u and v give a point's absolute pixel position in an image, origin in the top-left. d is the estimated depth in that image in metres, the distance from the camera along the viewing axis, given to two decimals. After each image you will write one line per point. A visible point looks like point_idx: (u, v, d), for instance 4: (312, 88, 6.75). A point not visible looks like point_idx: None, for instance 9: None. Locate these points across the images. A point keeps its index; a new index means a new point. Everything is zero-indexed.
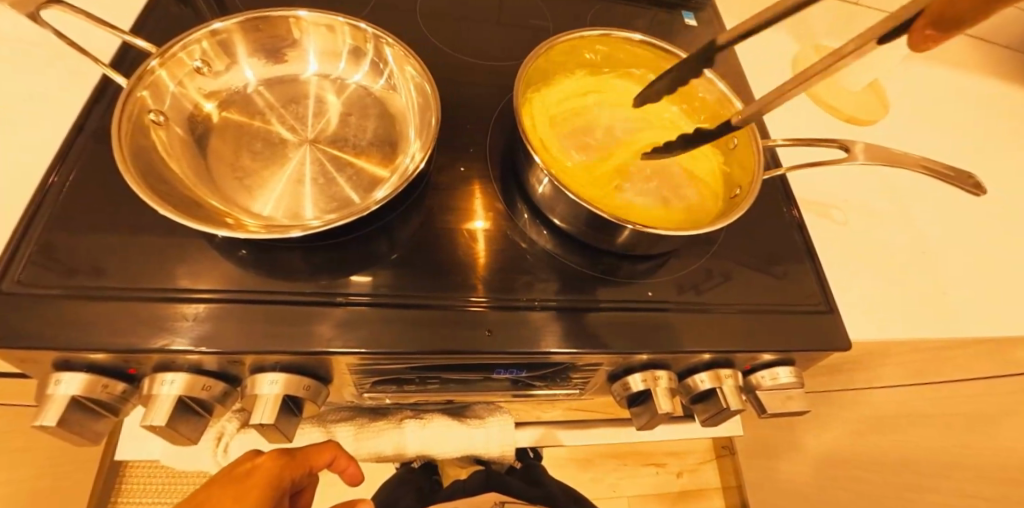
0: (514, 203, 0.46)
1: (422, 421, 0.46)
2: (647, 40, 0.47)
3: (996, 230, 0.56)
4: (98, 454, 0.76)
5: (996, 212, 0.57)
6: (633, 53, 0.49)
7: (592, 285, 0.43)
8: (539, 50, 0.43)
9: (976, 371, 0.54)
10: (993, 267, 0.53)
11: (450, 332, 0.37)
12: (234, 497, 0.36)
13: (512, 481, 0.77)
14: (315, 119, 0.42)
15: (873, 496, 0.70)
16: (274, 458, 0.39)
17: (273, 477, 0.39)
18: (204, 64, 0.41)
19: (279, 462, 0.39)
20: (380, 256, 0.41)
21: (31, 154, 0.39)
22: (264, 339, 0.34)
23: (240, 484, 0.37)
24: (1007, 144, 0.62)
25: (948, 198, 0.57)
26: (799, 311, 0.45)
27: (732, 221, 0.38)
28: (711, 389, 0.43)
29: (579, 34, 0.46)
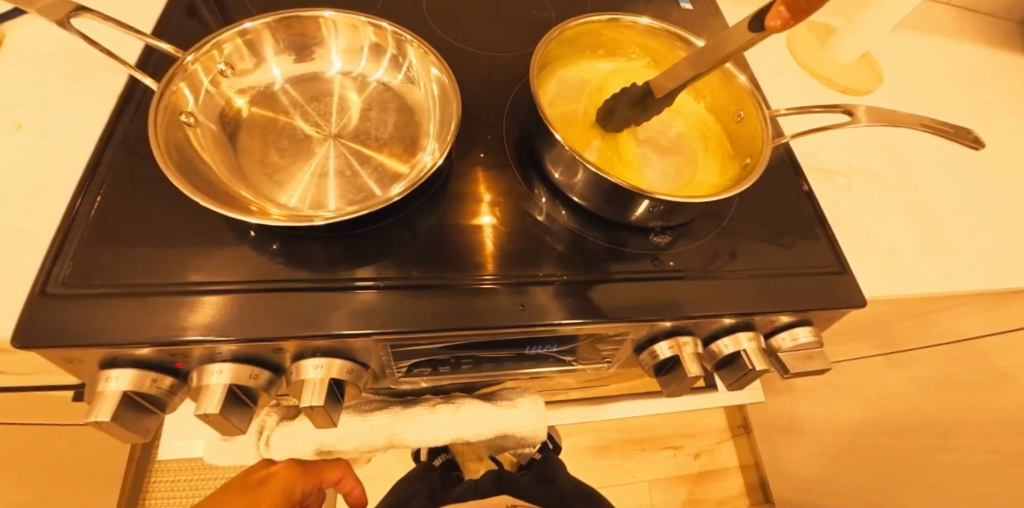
0: (533, 184, 0.48)
1: (454, 406, 0.47)
2: (653, 25, 0.49)
3: (996, 207, 0.56)
4: (109, 469, 0.75)
5: (997, 207, 0.56)
6: (636, 37, 0.50)
7: (611, 260, 0.44)
8: (552, 33, 0.44)
9: (999, 324, 0.55)
10: (990, 243, 0.53)
11: (480, 308, 0.39)
12: (251, 497, 0.49)
13: (522, 480, 0.82)
14: (339, 114, 0.43)
15: (900, 459, 0.72)
16: (288, 467, 0.51)
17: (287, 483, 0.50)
18: (229, 66, 0.42)
19: (295, 471, 0.51)
20: (409, 242, 0.42)
21: (30, 154, 0.40)
22: (306, 325, 0.35)
23: (257, 488, 0.49)
24: (1001, 110, 0.64)
25: (942, 181, 0.57)
26: (811, 273, 0.46)
27: (747, 186, 0.39)
28: (734, 353, 0.44)
29: (588, 19, 0.47)
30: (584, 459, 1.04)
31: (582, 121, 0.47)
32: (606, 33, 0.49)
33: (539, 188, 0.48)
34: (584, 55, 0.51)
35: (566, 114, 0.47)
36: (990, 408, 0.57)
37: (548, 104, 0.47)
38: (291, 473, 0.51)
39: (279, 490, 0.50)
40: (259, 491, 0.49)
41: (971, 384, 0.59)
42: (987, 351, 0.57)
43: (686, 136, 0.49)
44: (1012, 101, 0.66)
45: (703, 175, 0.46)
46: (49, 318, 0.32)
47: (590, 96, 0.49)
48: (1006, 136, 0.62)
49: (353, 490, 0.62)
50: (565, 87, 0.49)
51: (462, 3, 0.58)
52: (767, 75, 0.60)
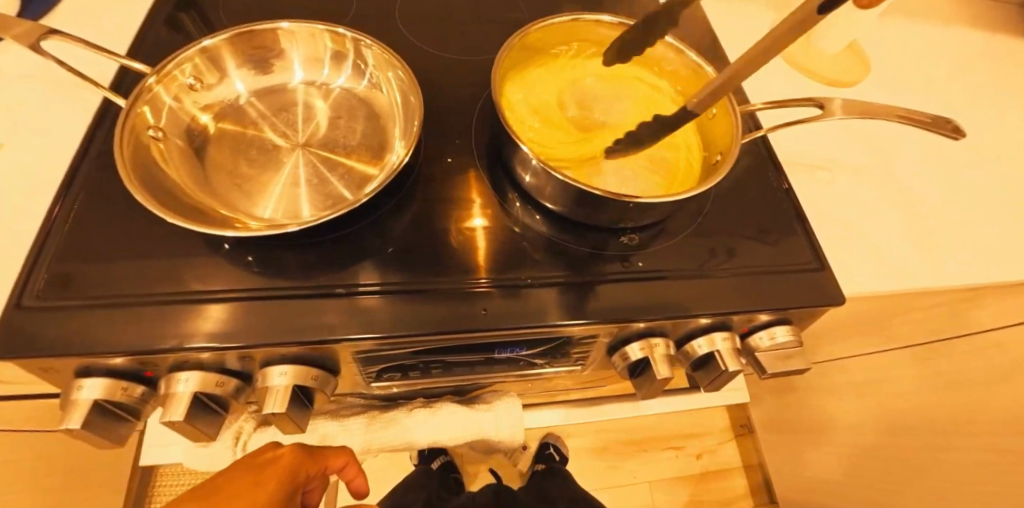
0: (505, 190, 0.48)
1: (431, 409, 0.47)
2: (615, 21, 0.48)
3: (1005, 201, 0.54)
4: (112, 476, 0.77)
5: (1009, 201, 0.54)
6: (600, 34, 0.50)
7: (582, 261, 0.44)
8: (511, 40, 0.44)
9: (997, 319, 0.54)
10: (993, 234, 0.51)
11: (448, 311, 0.39)
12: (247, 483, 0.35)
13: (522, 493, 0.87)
14: (307, 124, 0.44)
15: (905, 459, 0.70)
16: (296, 451, 0.39)
17: (294, 469, 0.38)
18: (197, 81, 0.43)
19: (300, 456, 0.39)
20: (377, 247, 0.42)
21: (29, 154, 0.42)
22: (274, 332, 0.36)
23: (256, 473, 0.36)
24: (999, 96, 0.62)
25: (947, 174, 0.56)
26: (790, 271, 0.45)
27: (714, 183, 0.38)
28: (709, 354, 0.43)
29: (548, 22, 0.46)
30: (584, 461, 1.04)
31: (549, 125, 0.47)
32: (569, 33, 0.49)
33: (511, 191, 0.48)
34: (549, 57, 0.51)
35: (532, 118, 0.47)
36: (997, 406, 0.56)
37: (513, 110, 0.47)
38: (298, 458, 0.39)
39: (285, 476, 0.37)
40: (260, 473, 0.36)
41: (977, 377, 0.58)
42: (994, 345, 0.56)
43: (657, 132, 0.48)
44: (1011, 87, 0.63)
45: (675, 172, 0.46)
46: (21, 333, 0.33)
47: (557, 99, 0.48)
48: (1004, 123, 0.60)
49: (356, 480, 0.48)
50: (530, 92, 0.49)
51: (436, 9, 0.57)
52: (748, 69, 0.59)
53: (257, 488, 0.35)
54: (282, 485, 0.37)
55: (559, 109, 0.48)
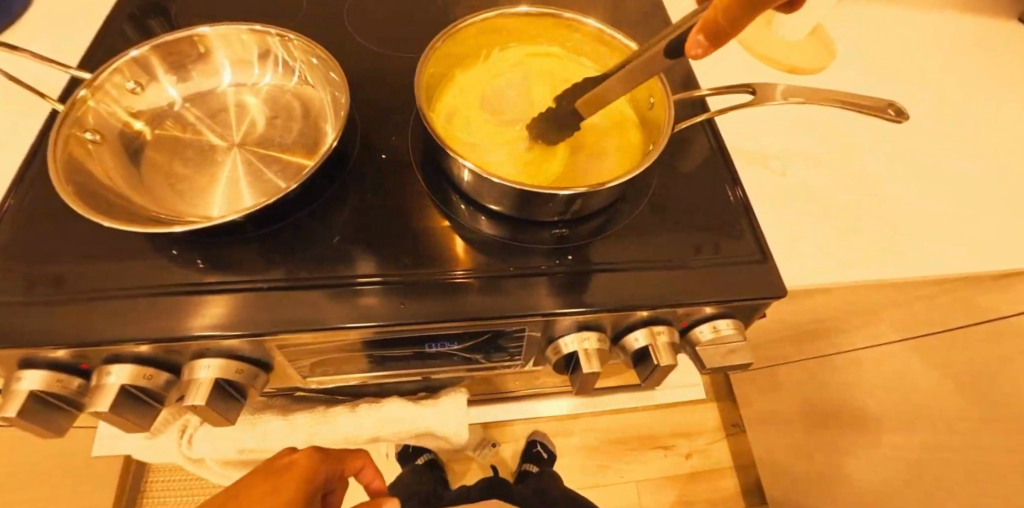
0: (444, 190, 0.47)
1: (377, 404, 0.48)
2: (535, 10, 0.47)
3: (999, 195, 0.51)
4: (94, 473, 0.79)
5: (1005, 195, 0.52)
6: (522, 26, 0.49)
7: (513, 256, 0.43)
8: (435, 41, 0.43)
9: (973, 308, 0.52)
10: (966, 222, 0.49)
11: (372, 306, 0.39)
12: (271, 488, 0.38)
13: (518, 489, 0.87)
14: (240, 124, 0.44)
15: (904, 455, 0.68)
16: (311, 453, 0.42)
17: (311, 471, 0.41)
18: (138, 84, 0.44)
19: (317, 458, 0.42)
20: (308, 243, 0.42)
21: (14, 155, 0.44)
22: (196, 325, 0.36)
23: (277, 476, 0.40)
24: (968, 82, 0.60)
25: (925, 162, 0.54)
26: (731, 263, 0.44)
27: (648, 165, 0.38)
28: (645, 348, 0.42)
29: (467, 23, 0.45)
30: (570, 461, 1.03)
31: (480, 126, 0.46)
32: (491, 31, 0.48)
33: (445, 186, 0.47)
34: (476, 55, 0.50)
35: (463, 121, 0.46)
36: (999, 395, 0.54)
37: (440, 112, 0.46)
38: (315, 460, 0.42)
39: (304, 479, 0.40)
40: (281, 479, 0.39)
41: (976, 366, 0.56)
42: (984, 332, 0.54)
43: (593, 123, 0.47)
44: (980, 72, 0.62)
45: (613, 161, 0.45)
46: None
47: (491, 95, 0.48)
48: (972, 108, 0.58)
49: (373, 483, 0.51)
50: (459, 92, 0.48)
51: (384, 9, 0.58)
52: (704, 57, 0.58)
53: (280, 492, 0.38)
54: (300, 487, 0.39)
55: (491, 108, 0.47)
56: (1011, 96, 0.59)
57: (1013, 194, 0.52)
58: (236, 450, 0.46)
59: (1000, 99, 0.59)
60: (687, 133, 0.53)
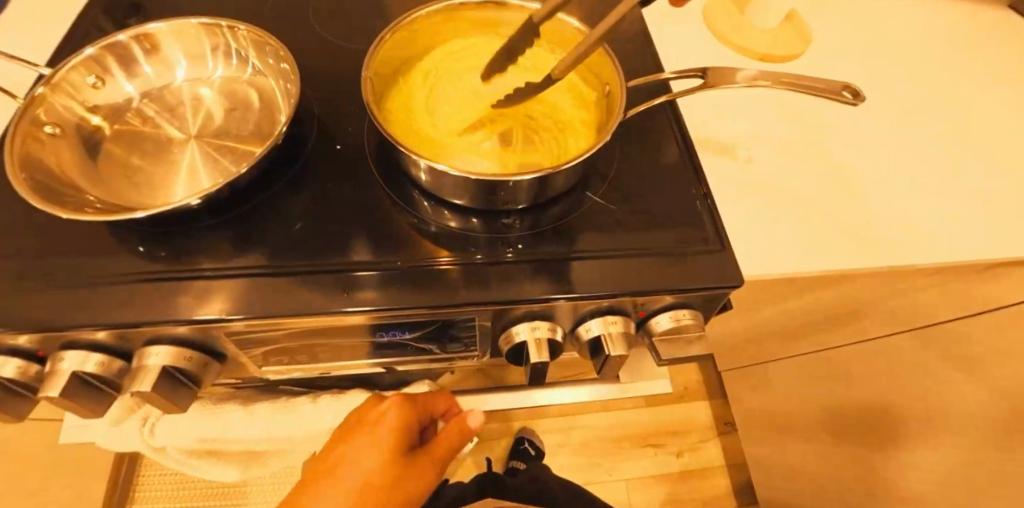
0: (400, 182, 0.47)
1: (337, 396, 0.47)
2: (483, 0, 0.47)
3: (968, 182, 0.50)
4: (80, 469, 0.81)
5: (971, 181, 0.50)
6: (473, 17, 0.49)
7: (464, 245, 0.43)
8: (384, 34, 0.43)
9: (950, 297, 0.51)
10: (940, 210, 0.48)
11: (321, 292, 0.38)
12: (365, 436, 0.40)
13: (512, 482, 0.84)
14: (196, 116, 0.45)
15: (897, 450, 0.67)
16: (399, 400, 0.42)
17: (401, 416, 0.41)
18: (98, 79, 0.44)
19: (403, 404, 0.42)
20: (262, 232, 0.42)
21: None
22: (147, 311, 0.37)
23: (371, 426, 0.41)
24: (952, 73, 0.60)
25: (896, 149, 0.53)
26: (690, 251, 0.43)
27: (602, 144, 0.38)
28: (599, 337, 0.42)
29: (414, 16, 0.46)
30: (559, 459, 1.02)
31: (435, 114, 0.46)
32: (443, 22, 0.49)
33: (400, 178, 0.47)
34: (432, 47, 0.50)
35: (419, 110, 0.46)
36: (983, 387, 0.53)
37: (395, 103, 0.46)
38: (401, 406, 0.42)
39: (393, 427, 0.40)
40: (366, 430, 0.41)
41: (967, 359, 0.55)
42: (972, 322, 0.54)
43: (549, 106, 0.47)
44: (969, 66, 0.61)
45: (570, 141, 0.45)
46: None
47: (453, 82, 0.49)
48: (954, 97, 0.58)
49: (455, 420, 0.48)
50: (417, 83, 0.49)
51: (349, 5, 0.59)
52: (675, 48, 0.58)
53: (363, 441, 0.40)
54: (396, 434, 0.40)
55: (448, 97, 0.48)
56: (989, 86, 0.59)
57: (993, 180, 0.51)
58: (197, 439, 0.46)
59: (971, 87, 0.59)
60: (645, 123, 0.53)
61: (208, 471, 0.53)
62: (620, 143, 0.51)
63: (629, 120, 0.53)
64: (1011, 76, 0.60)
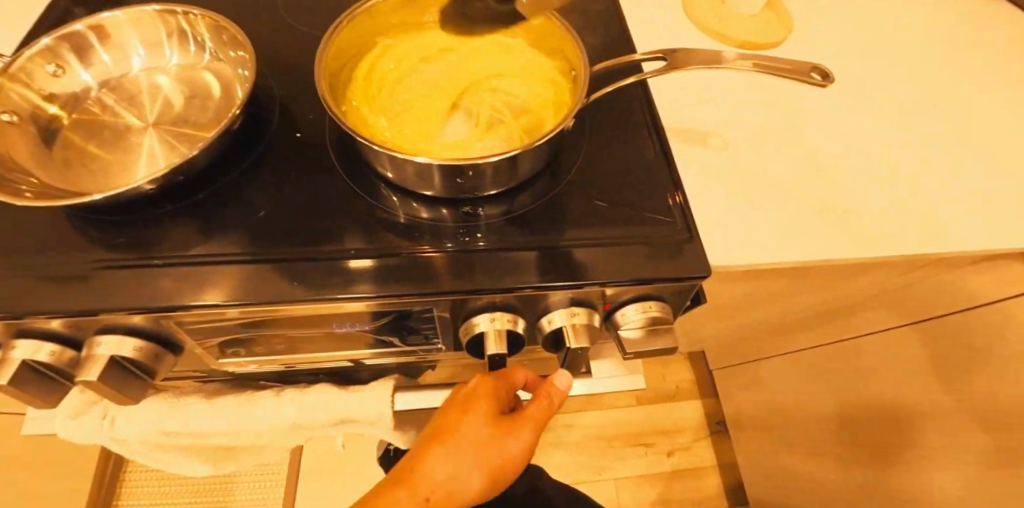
0: (361, 169, 0.45)
1: (301, 391, 0.46)
2: None
3: (953, 171, 0.48)
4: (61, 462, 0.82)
5: (952, 168, 0.49)
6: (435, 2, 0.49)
7: (422, 233, 0.41)
8: (339, 22, 0.44)
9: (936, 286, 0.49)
10: (924, 198, 0.46)
11: (275, 281, 0.37)
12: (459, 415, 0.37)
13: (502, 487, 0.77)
14: (154, 103, 0.45)
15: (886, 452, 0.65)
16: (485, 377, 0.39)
17: (491, 389, 0.38)
18: (58, 68, 0.44)
19: (489, 379, 0.39)
20: (218, 220, 0.41)
21: None
22: (93, 299, 0.36)
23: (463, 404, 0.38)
24: (953, 73, 0.57)
25: (878, 136, 0.51)
26: (657, 240, 0.41)
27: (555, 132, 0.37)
28: (562, 329, 0.41)
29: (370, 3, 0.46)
30: (548, 458, 1.01)
31: (400, 98, 0.46)
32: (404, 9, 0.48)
33: (359, 164, 0.46)
34: (400, 34, 0.50)
35: (382, 95, 0.46)
36: (978, 385, 0.51)
37: (356, 89, 0.46)
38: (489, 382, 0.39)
39: (485, 399, 0.38)
40: (459, 409, 0.38)
41: (955, 357, 0.53)
42: (959, 319, 0.52)
43: (517, 89, 0.46)
44: (970, 65, 0.58)
45: (534, 121, 0.44)
46: None
47: (419, 65, 0.48)
48: (955, 98, 0.54)
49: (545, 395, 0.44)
50: (383, 68, 0.48)
51: None
52: (651, 36, 0.57)
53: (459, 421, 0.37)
54: (489, 407, 0.38)
55: (414, 83, 0.47)
56: (984, 75, 0.57)
57: (993, 181, 0.48)
58: (158, 432, 0.45)
59: (959, 74, 0.57)
60: (615, 110, 0.51)
61: (176, 466, 0.52)
62: (589, 130, 0.49)
63: (599, 103, 0.51)
64: (1006, 65, 0.58)
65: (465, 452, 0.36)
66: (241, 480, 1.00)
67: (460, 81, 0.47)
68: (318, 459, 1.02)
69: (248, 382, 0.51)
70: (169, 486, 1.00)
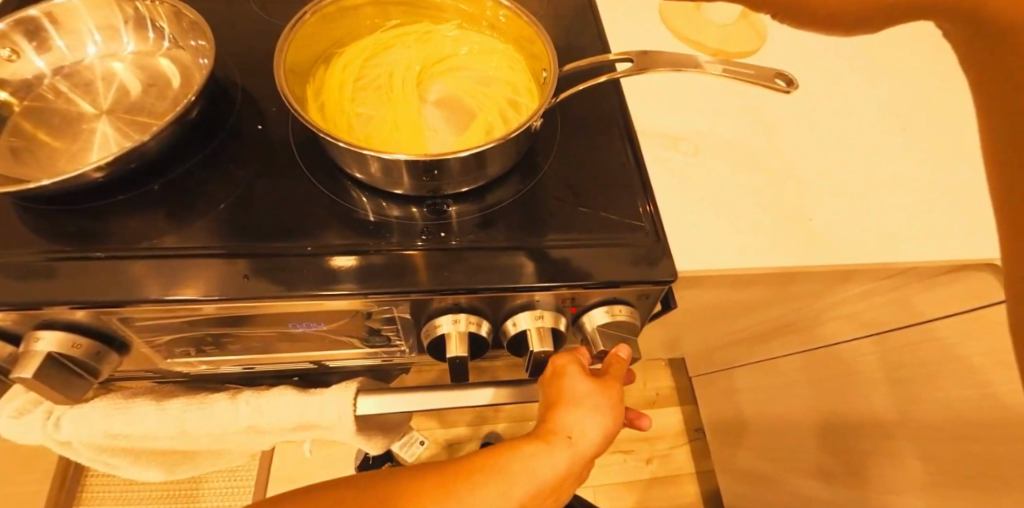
0: (324, 165, 0.44)
1: (259, 393, 0.44)
2: None
3: (929, 179, 0.48)
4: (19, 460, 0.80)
5: (927, 176, 0.49)
6: None
7: (386, 231, 0.40)
8: (304, 15, 0.43)
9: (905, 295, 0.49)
10: (898, 206, 0.46)
11: (228, 277, 0.36)
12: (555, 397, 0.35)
13: None
14: (109, 90, 0.44)
15: (860, 462, 0.64)
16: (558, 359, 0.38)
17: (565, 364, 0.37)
18: (12, 52, 0.43)
19: (562, 360, 0.38)
20: (172, 212, 0.40)
21: None
22: (29, 291, 0.34)
23: (553, 388, 0.36)
24: (938, 87, 0.57)
25: (852, 144, 0.51)
26: (627, 242, 0.41)
27: (525, 127, 0.37)
28: (525, 332, 0.40)
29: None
30: None
31: (370, 95, 0.45)
32: (371, 3, 0.47)
33: (325, 160, 0.44)
34: (369, 29, 0.49)
35: (350, 94, 0.45)
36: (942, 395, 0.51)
37: (323, 86, 0.45)
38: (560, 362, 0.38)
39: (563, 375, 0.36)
40: (551, 393, 0.36)
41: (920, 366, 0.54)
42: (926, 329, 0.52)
43: (491, 88, 0.46)
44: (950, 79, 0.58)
45: (508, 120, 0.44)
46: None
47: (387, 61, 0.48)
48: (936, 109, 0.55)
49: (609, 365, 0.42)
50: (353, 65, 0.47)
51: None
52: (626, 40, 0.57)
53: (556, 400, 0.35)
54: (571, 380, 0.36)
55: (384, 79, 0.46)
56: (959, 87, 0.57)
57: (971, 192, 0.48)
58: (105, 435, 0.43)
59: (934, 85, 0.57)
60: (587, 112, 0.50)
61: (128, 469, 0.50)
62: (560, 130, 0.49)
63: (572, 103, 0.51)
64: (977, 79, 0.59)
65: (588, 430, 0.33)
66: (209, 482, 0.98)
67: (430, 79, 0.47)
68: (287, 463, 1.00)
69: (205, 383, 0.49)
70: (133, 489, 0.97)
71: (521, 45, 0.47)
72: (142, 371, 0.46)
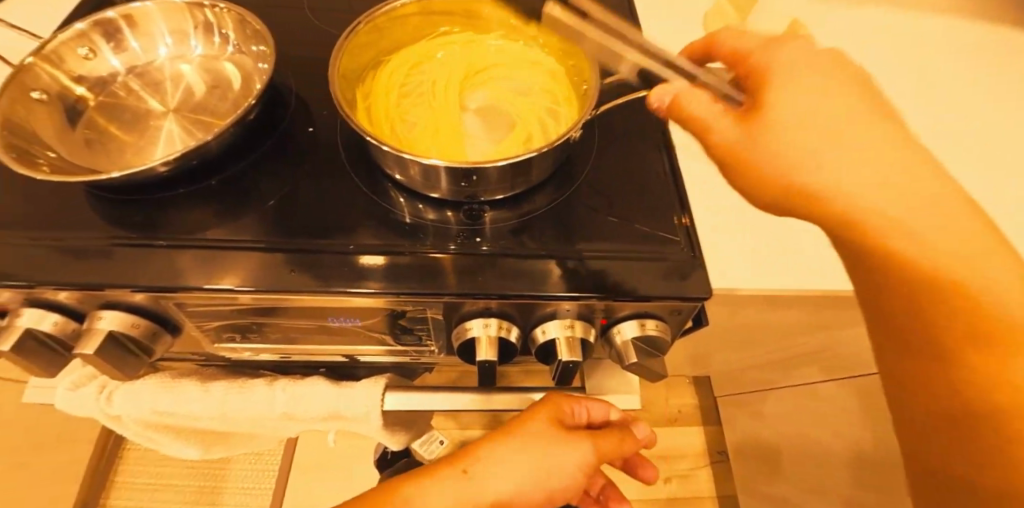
0: (367, 167, 0.46)
1: (295, 381, 0.45)
2: None
3: None
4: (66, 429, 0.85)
5: None
6: (449, 7, 0.50)
7: (423, 233, 0.42)
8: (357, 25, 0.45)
9: None
10: None
11: (270, 269, 0.38)
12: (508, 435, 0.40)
13: None
14: (176, 90, 0.47)
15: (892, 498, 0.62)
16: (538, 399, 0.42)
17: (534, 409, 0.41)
18: (90, 51, 0.46)
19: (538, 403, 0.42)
20: (224, 206, 0.42)
21: None
22: (96, 272, 0.36)
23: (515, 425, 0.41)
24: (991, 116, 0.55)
25: None
26: (660, 256, 0.41)
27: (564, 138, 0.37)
28: (553, 340, 0.41)
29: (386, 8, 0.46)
30: None
31: (413, 101, 0.47)
32: (420, 14, 0.49)
33: (368, 162, 0.46)
34: (416, 38, 0.51)
35: (396, 99, 0.47)
36: None
37: (371, 92, 0.47)
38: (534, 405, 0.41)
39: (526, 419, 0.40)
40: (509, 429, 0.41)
41: None
42: None
43: (531, 98, 0.47)
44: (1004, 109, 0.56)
45: (547, 129, 0.45)
46: None
47: (432, 70, 0.49)
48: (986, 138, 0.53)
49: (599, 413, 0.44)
50: (399, 72, 0.49)
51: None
52: None
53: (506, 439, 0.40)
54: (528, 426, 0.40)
55: (428, 86, 0.48)
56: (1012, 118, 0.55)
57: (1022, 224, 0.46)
58: (152, 412, 0.46)
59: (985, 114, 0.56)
60: (626, 125, 0.51)
61: (170, 446, 0.53)
62: (597, 142, 0.49)
63: (611, 116, 0.52)
64: (1010, 107, 0.58)
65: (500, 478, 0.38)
66: (235, 465, 1.02)
67: (473, 87, 0.48)
68: (309, 453, 1.02)
69: (245, 369, 0.51)
70: (165, 466, 1.02)
71: (563, 57, 0.48)
72: (190, 352, 0.48)
